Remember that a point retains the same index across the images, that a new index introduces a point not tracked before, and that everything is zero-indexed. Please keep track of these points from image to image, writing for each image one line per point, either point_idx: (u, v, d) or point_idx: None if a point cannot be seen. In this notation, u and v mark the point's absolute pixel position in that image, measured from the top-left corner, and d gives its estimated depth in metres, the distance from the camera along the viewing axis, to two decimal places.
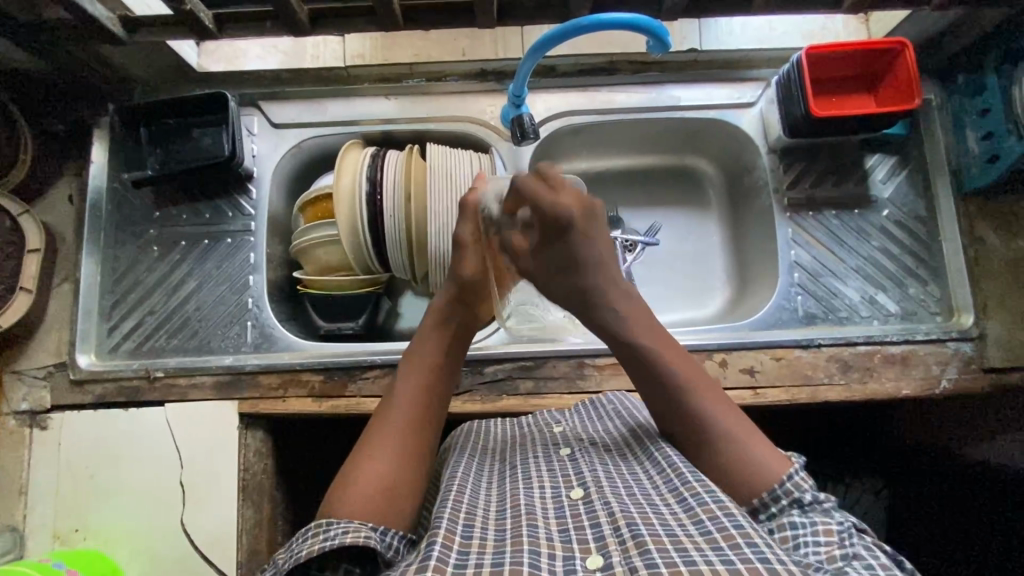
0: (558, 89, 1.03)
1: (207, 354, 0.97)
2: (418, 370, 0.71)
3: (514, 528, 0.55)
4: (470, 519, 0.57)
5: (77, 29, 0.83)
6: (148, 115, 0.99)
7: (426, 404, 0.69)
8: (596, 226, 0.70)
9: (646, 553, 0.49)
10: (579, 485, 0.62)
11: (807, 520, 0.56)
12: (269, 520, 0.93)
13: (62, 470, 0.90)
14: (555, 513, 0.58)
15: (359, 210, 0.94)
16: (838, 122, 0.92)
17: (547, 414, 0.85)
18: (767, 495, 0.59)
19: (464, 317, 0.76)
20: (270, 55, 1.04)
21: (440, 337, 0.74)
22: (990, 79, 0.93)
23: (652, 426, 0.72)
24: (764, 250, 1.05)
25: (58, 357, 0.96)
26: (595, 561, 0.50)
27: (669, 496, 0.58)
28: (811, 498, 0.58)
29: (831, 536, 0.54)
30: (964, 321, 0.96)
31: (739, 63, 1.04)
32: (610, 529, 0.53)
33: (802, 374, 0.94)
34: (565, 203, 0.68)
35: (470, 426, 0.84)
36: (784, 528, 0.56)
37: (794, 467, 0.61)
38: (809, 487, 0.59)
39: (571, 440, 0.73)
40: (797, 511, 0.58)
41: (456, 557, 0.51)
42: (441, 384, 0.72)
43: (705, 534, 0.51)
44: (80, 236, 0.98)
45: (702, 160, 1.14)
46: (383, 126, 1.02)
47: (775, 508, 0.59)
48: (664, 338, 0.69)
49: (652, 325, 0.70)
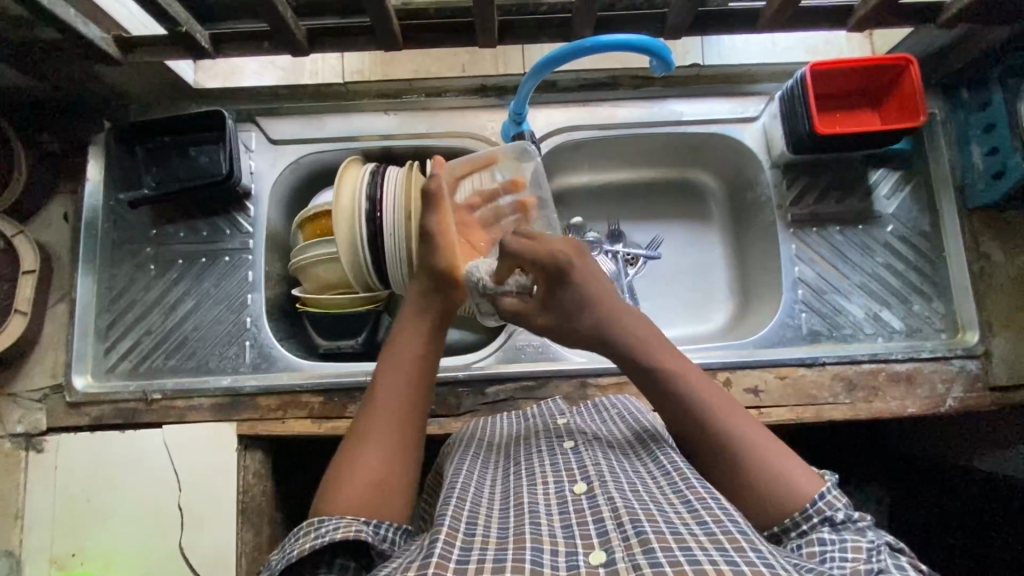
0: (558, 103, 1.02)
1: (205, 374, 0.95)
2: (401, 358, 0.69)
3: (517, 526, 0.54)
4: (472, 518, 0.57)
5: (70, 49, 0.81)
6: (145, 133, 0.98)
7: (411, 392, 0.67)
8: (586, 261, 0.71)
9: (650, 552, 0.48)
10: (582, 479, 0.61)
11: (836, 537, 0.54)
12: (269, 542, 0.92)
13: (57, 494, 0.89)
14: (558, 510, 0.57)
15: (359, 230, 0.92)
16: (841, 139, 0.91)
17: (552, 405, 0.84)
18: (799, 513, 0.57)
19: (443, 305, 0.73)
20: (267, 71, 1.05)
21: (421, 325, 0.72)
22: (996, 96, 0.92)
23: (658, 432, 0.72)
24: (767, 265, 1.04)
25: (54, 379, 0.95)
26: (598, 556, 0.49)
27: (674, 496, 0.57)
28: (844, 517, 0.56)
29: (859, 553, 0.52)
30: (968, 338, 0.96)
31: (742, 78, 1.03)
32: (614, 525, 0.52)
33: (806, 394, 0.93)
34: (552, 249, 0.70)
35: (475, 424, 0.83)
36: (812, 543, 0.54)
37: (827, 485, 0.59)
38: (843, 505, 0.57)
39: (575, 434, 0.72)
40: (828, 529, 0.55)
41: (458, 553, 0.51)
42: (425, 374, 0.69)
43: (708, 533, 0.50)
44: (75, 255, 0.97)
45: (705, 174, 1.13)
46: (382, 141, 1.01)
47: (805, 526, 0.56)
48: (667, 351, 0.67)
49: (662, 346, 0.68)
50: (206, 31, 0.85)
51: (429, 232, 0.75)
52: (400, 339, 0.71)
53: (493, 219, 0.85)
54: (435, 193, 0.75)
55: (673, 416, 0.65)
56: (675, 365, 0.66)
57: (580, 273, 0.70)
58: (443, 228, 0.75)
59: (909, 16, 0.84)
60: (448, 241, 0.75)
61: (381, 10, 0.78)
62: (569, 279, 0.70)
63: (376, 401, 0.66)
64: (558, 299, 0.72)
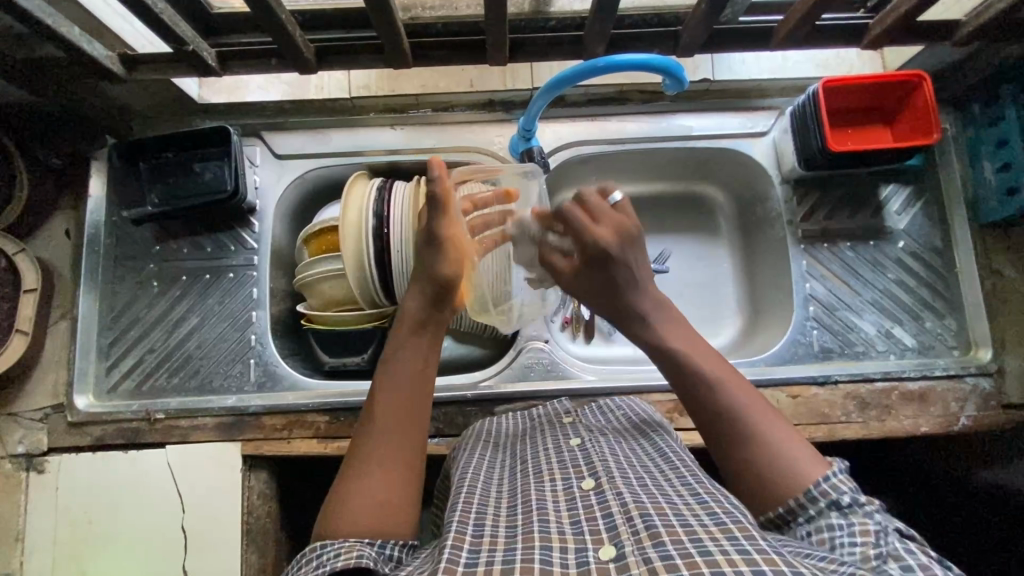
0: (566, 119, 1.01)
1: (209, 394, 0.94)
2: (398, 379, 0.66)
3: (526, 523, 0.53)
4: (481, 519, 0.55)
5: (75, 68, 0.80)
6: (148, 149, 0.97)
7: (410, 415, 0.64)
8: (636, 250, 0.70)
9: (660, 545, 0.47)
10: (591, 475, 0.59)
11: (845, 522, 0.52)
12: (274, 565, 0.91)
13: (57, 518, 0.87)
14: (567, 506, 0.56)
15: (365, 246, 0.90)
16: (856, 155, 0.90)
17: (559, 403, 0.82)
18: (803, 496, 0.55)
19: (438, 314, 0.70)
20: (272, 86, 1.00)
21: (418, 342, 0.68)
22: (1008, 111, 0.92)
23: (662, 427, 0.72)
24: (777, 281, 1.03)
25: (56, 399, 0.93)
26: (608, 552, 0.48)
27: (682, 489, 0.56)
28: (850, 500, 0.54)
29: (868, 536, 0.50)
30: (982, 355, 0.95)
31: (752, 93, 1.02)
32: (623, 519, 0.51)
33: (818, 413, 0.92)
34: (600, 236, 0.69)
35: (482, 426, 0.82)
36: (822, 531, 0.53)
37: (833, 469, 0.57)
38: (848, 488, 0.55)
39: (581, 430, 0.70)
40: (836, 514, 0.54)
41: (466, 557, 0.49)
42: (424, 392, 0.66)
43: (718, 524, 0.49)
44: (78, 272, 0.96)
45: (714, 188, 1.12)
46: (388, 156, 1.00)
47: (813, 511, 0.55)
48: (690, 337, 0.68)
49: (676, 327, 0.69)
50: (213, 48, 0.84)
51: (435, 236, 0.69)
52: (397, 354, 0.68)
53: (482, 225, 0.77)
54: (442, 194, 0.67)
55: (684, 383, 0.65)
56: (689, 348, 0.67)
57: (620, 265, 0.70)
58: (451, 232, 0.69)
59: (922, 34, 0.84)
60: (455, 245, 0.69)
61: (392, 29, 0.78)
62: (614, 266, 0.70)
63: (374, 421, 0.63)
64: (585, 277, 0.73)
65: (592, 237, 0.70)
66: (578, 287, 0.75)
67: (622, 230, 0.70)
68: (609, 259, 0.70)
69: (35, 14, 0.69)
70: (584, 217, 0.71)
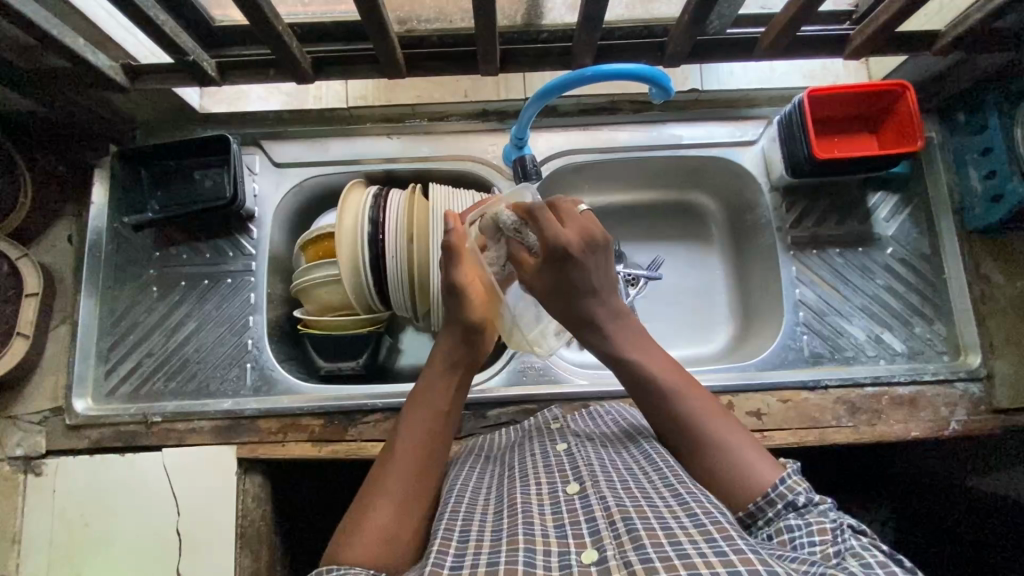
0: (559, 128, 1.04)
1: (205, 398, 0.95)
2: (422, 414, 0.68)
3: (510, 527, 0.54)
4: (466, 526, 0.56)
5: (80, 78, 0.83)
6: (150, 158, 0.99)
7: (430, 450, 0.66)
8: (598, 258, 0.68)
9: (641, 548, 0.48)
10: (575, 479, 0.60)
11: (802, 522, 0.54)
12: (266, 567, 0.91)
13: (53, 519, 0.88)
14: (551, 509, 0.57)
15: (360, 252, 0.91)
16: (840, 164, 0.92)
17: (548, 411, 0.82)
18: (762, 499, 0.58)
19: (469, 355, 0.74)
20: (273, 96, 1.05)
21: (445, 381, 0.71)
22: (991, 120, 0.93)
23: (647, 429, 0.72)
24: (767, 288, 1.04)
25: (55, 402, 0.94)
26: (590, 555, 0.50)
27: (665, 491, 0.57)
28: (806, 500, 0.56)
29: (826, 535, 0.52)
30: (971, 360, 0.95)
31: (740, 103, 1.05)
32: (606, 523, 0.52)
33: (808, 417, 0.92)
34: (566, 236, 0.66)
35: (476, 440, 0.82)
36: (782, 532, 0.55)
37: (787, 472, 0.59)
38: (804, 489, 0.57)
39: (568, 436, 0.71)
40: (793, 514, 0.56)
41: (452, 560, 0.51)
42: (444, 429, 0.68)
43: (698, 526, 0.50)
44: (79, 278, 0.98)
45: (705, 196, 1.14)
46: (384, 165, 1.02)
47: (771, 512, 0.57)
48: (647, 348, 0.70)
49: (638, 340, 0.70)
50: (212, 59, 0.87)
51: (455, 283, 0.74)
52: (424, 392, 0.70)
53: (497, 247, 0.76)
54: (456, 245, 0.73)
55: (650, 413, 0.67)
56: (647, 357, 0.69)
57: (580, 269, 0.67)
58: (470, 277, 0.74)
59: (903, 45, 0.86)
60: (475, 288, 0.74)
61: (385, 41, 0.80)
62: (574, 265, 0.67)
63: (395, 454, 0.65)
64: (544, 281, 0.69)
65: (552, 235, 0.66)
66: (541, 295, 0.71)
67: (588, 236, 0.68)
68: (568, 260, 0.66)
69: (42, 26, 0.71)
70: (545, 220, 0.68)
